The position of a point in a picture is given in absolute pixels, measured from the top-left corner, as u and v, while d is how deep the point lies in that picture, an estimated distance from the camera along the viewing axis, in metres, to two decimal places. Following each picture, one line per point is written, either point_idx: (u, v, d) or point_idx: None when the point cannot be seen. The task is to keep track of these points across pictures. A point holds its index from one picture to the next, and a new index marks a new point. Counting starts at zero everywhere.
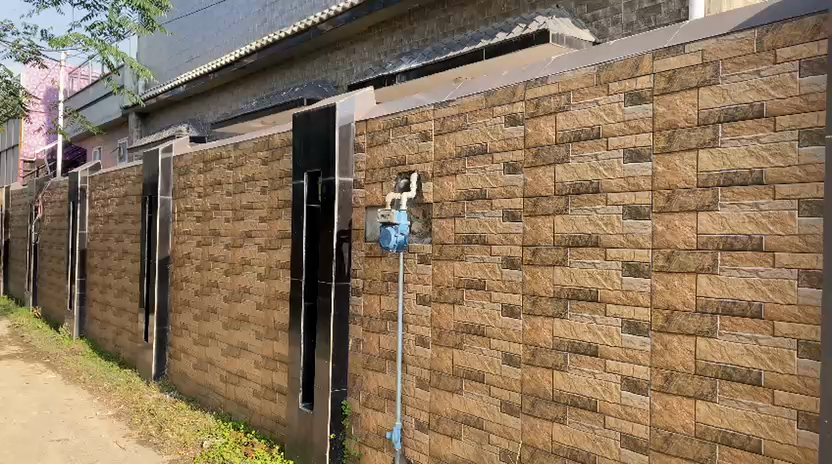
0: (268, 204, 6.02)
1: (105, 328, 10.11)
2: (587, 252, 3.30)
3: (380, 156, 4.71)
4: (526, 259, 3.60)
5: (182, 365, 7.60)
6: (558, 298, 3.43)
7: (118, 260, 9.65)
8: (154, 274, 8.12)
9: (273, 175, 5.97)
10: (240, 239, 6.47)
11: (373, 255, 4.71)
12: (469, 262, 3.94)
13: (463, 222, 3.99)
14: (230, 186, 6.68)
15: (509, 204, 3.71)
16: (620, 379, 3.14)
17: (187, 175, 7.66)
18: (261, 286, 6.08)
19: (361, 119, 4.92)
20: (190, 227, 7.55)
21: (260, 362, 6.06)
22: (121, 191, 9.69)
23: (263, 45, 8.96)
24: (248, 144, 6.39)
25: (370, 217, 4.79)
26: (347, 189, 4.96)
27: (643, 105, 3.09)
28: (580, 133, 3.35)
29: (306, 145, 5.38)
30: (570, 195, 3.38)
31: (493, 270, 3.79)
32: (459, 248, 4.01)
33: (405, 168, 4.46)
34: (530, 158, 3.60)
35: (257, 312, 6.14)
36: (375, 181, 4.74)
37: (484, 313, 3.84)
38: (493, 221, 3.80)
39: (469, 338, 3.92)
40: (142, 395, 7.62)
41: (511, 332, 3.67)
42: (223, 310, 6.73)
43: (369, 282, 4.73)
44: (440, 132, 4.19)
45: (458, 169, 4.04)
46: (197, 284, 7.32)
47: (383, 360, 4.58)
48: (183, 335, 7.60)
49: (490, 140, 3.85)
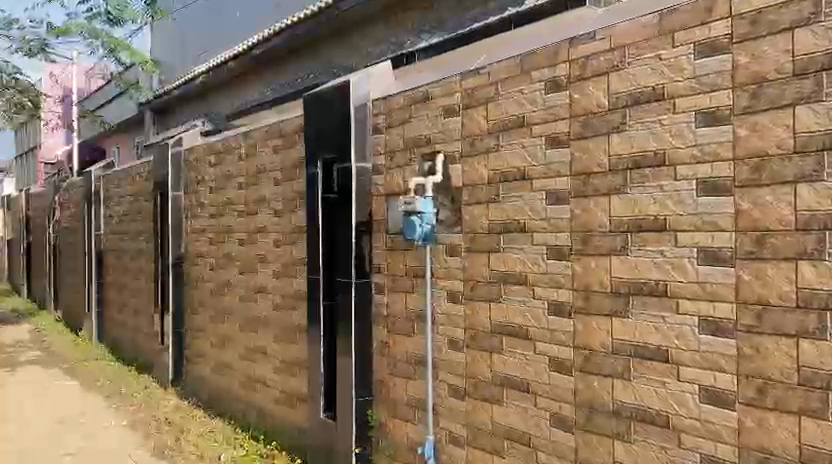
0: (282, 196, 5.54)
1: (122, 331, 9.75)
2: (651, 238, 2.76)
3: (399, 137, 4.19)
4: (576, 247, 3.06)
5: (199, 370, 7.17)
6: (617, 294, 2.89)
7: (134, 261, 9.28)
8: (168, 275, 7.72)
9: (285, 165, 5.49)
10: (254, 235, 6.01)
11: (397, 248, 4.19)
12: (507, 253, 3.42)
13: (498, 208, 3.47)
14: (242, 178, 6.22)
15: (553, 185, 3.17)
16: (697, 390, 2.60)
17: (197, 169, 7.23)
18: (277, 285, 5.61)
19: (378, 98, 4.40)
20: (202, 224, 7.12)
21: (278, 366, 5.59)
22: (135, 188, 9.31)
23: (274, 32, 8.45)
24: (259, 132, 5.92)
25: (392, 206, 4.25)
26: (365, 176, 4.44)
27: (719, 56, 2.53)
28: (639, 96, 2.80)
29: (319, 129, 4.88)
30: (628, 170, 2.85)
31: (535, 262, 3.26)
32: (494, 237, 3.49)
33: (430, 149, 3.92)
34: (578, 129, 3.06)
35: (273, 313, 5.68)
36: (396, 165, 4.22)
37: (525, 312, 3.32)
38: (535, 205, 3.26)
39: (510, 341, 3.40)
40: (159, 403, 7.22)
41: (559, 334, 3.15)
42: (238, 311, 6.29)
43: (392, 279, 4.23)
44: (468, 105, 3.65)
45: (491, 147, 3.51)
46: (212, 285, 6.88)
47: (412, 365, 4.08)
48: (199, 339, 7.17)
49: (527, 110, 3.31)
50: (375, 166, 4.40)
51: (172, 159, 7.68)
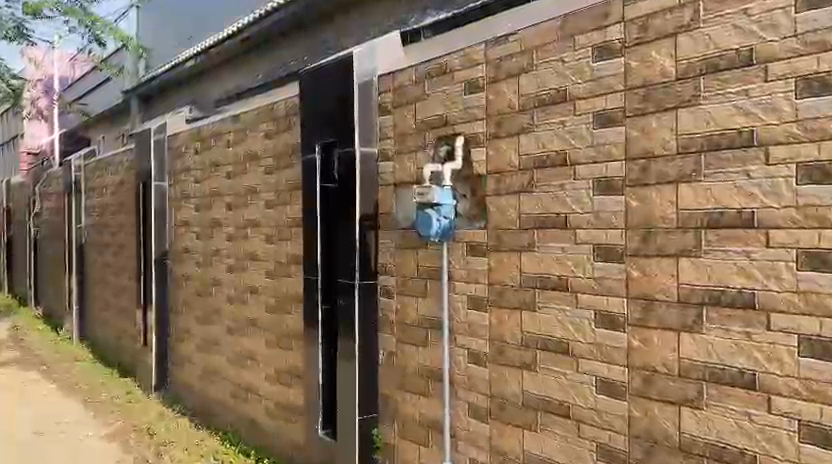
0: (275, 186, 4.98)
1: (104, 331, 9.17)
2: (733, 236, 2.23)
3: (411, 117, 3.64)
4: (633, 246, 2.54)
5: (184, 374, 6.61)
6: (686, 305, 2.37)
7: (117, 257, 8.70)
8: (152, 272, 7.16)
9: (279, 152, 4.94)
10: (244, 229, 5.46)
11: (407, 244, 3.65)
12: (542, 252, 2.89)
13: (531, 198, 2.94)
14: (231, 167, 5.67)
15: (602, 172, 2.64)
16: (797, 426, 2.08)
17: (182, 157, 6.66)
18: (270, 285, 5.06)
19: (385, 74, 3.83)
20: (187, 218, 6.55)
21: (271, 374, 5.04)
22: (117, 178, 8.73)
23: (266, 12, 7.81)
24: (250, 116, 5.36)
25: (403, 197, 3.70)
26: (370, 163, 3.90)
27: (831, 6, 2.00)
28: (719, 60, 2.27)
29: (318, 109, 4.33)
30: (703, 152, 2.32)
31: (579, 263, 2.73)
32: (526, 233, 2.96)
33: (448, 131, 3.38)
34: (636, 103, 2.53)
35: (265, 315, 5.13)
36: (406, 150, 3.67)
37: (565, 323, 2.79)
38: (578, 194, 2.73)
39: (546, 356, 2.88)
40: (140, 411, 6.66)
41: (610, 351, 2.63)
42: (227, 313, 5.74)
43: (402, 281, 3.69)
44: (495, 78, 3.11)
45: (523, 127, 2.98)
46: (198, 283, 6.33)
47: (426, 379, 3.54)
48: (185, 342, 6.61)
49: (570, 83, 2.77)
50: (381, 151, 3.85)
51: (155, 148, 7.11)
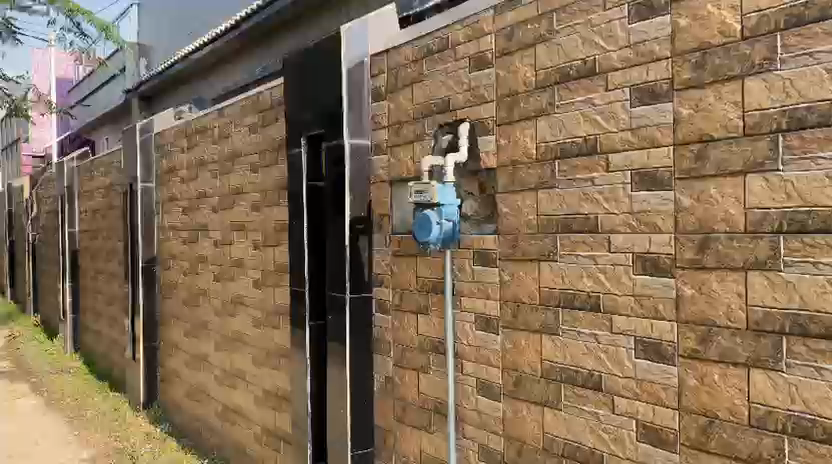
0: (261, 186, 4.46)
1: (97, 341, 8.69)
2: (827, 244, 1.67)
3: (408, 103, 3.09)
4: (686, 256, 1.98)
5: (173, 391, 6.11)
6: (759, 333, 1.81)
7: (108, 263, 8.22)
8: (139, 281, 6.65)
9: (264, 147, 4.41)
10: (230, 233, 4.94)
11: (404, 252, 3.11)
12: (566, 262, 2.33)
13: (551, 196, 2.38)
14: (217, 166, 5.15)
15: (643, 163, 2.09)
16: None
17: (169, 156, 6.15)
18: (256, 297, 4.54)
19: (378, 53, 3.28)
20: (174, 223, 6.04)
21: (260, 396, 4.51)
22: (107, 180, 8.26)
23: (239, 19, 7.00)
24: (235, 109, 4.83)
25: (400, 197, 3.16)
26: (362, 157, 3.35)
27: None
28: (802, 9, 1.71)
29: (305, 98, 3.78)
30: (781, 133, 1.75)
31: (614, 277, 2.18)
32: (547, 239, 2.40)
33: (451, 117, 2.83)
34: (688, 73, 1.97)
35: (253, 330, 4.60)
36: (402, 142, 3.12)
37: (598, 352, 2.23)
38: (613, 191, 2.17)
39: (574, 392, 2.32)
40: (126, 431, 6.15)
41: (656, 389, 2.07)
42: (214, 325, 5.23)
43: (400, 296, 3.14)
44: (507, 51, 2.56)
45: (541, 109, 2.42)
46: (185, 293, 5.82)
47: (428, 411, 2.99)
48: (174, 356, 6.10)
49: (599, 52, 2.22)
50: (376, 143, 3.31)
51: (142, 147, 6.62)
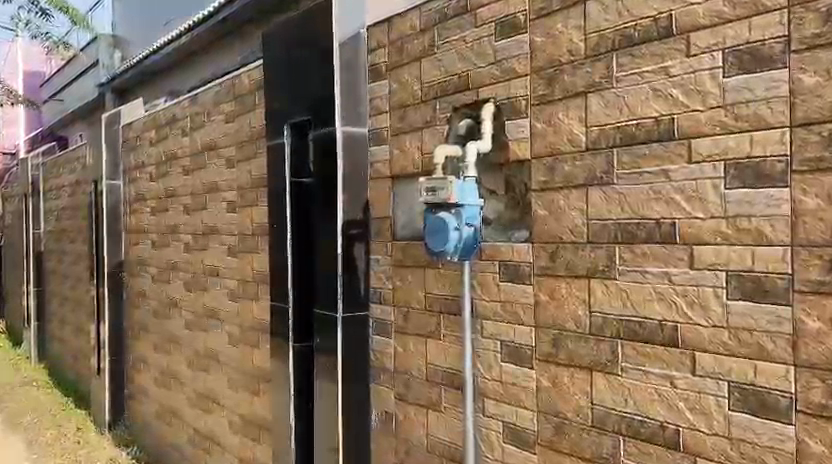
0: (238, 183, 3.89)
1: (63, 352, 8.05)
2: None
3: (414, 82, 2.54)
4: (810, 276, 1.46)
5: (142, 410, 5.51)
6: None
7: (73, 267, 7.60)
8: (104, 288, 6.04)
9: (241, 139, 3.84)
10: (203, 237, 4.37)
11: (409, 264, 2.57)
12: (628, 281, 1.81)
13: (606, 195, 1.85)
14: (188, 161, 4.58)
15: (743, 150, 1.56)
16: None
17: (137, 151, 5.55)
18: (233, 310, 3.96)
19: (377, 23, 2.72)
20: (142, 224, 5.45)
21: (236, 424, 3.94)
22: (72, 178, 7.64)
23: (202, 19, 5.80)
24: (209, 97, 4.26)
25: (405, 196, 2.62)
26: (358, 148, 2.80)
27: None
28: None
29: (288, 80, 3.20)
30: None
31: (699, 302, 1.65)
32: (600, 249, 1.87)
33: (470, 98, 2.29)
34: (814, 27, 1.44)
35: (229, 347, 4.03)
36: (407, 129, 2.57)
37: (674, 398, 1.70)
38: (698, 188, 1.65)
39: (638, 449, 1.79)
40: (88, 454, 5.55)
41: (763, 453, 1.54)
42: (185, 339, 4.65)
43: (405, 316, 2.60)
44: (546, 11, 2.03)
45: (592, 82, 1.89)
46: (155, 303, 5.23)
47: (439, 459, 2.45)
48: (143, 372, 5.51)
49: (677, 7, 1.69)
50: (375, 131, 2.74)
51: (108, 142, 6.02)
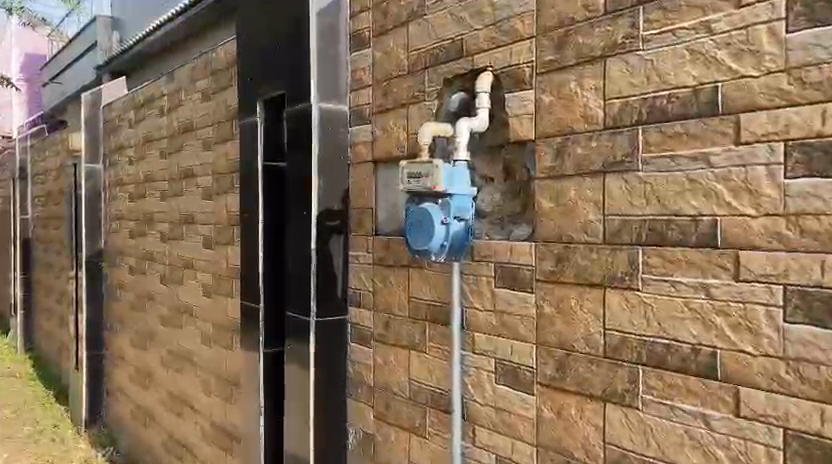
0: (213, 168, 3.53)
1: (48, 343, 7.76)
2: None
3: (400, 49, 2.17)
4: None
5: (120, 408, 5.19)
6: None
7: (58, 255, 7.29)
8: (82, 279, 5.71)
9: (217, 119, 3.49)
10: (178, 227, 4.02)
11: (391, 262, 2.21)
12: (653, 292, 1.44)
13: (628, 185, 1.48)
14: (165, 143, 4.23)
15: (811, 127, 1.19)
16: None
17: (117, 133, 5.21)
18: (207, 307, 3.62)
19: None
20: (121, 211, 5.11)
21: (209, 432, 3.60)
22: (57, 162, 7.31)
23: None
24: (186, 73, 3.90)
25: (388, 184, 2.25)
26: (337, 128, 2.45)
27: None
28: None
29: (262, 50, 2.83)
30: None
31: (748, 322, 1.28)
32: (619, 251, 1.51)
33: (464, 67, 1.91)
34: None
35: (202, 348, 3.69)
36: (391, 106, 2.21)
37: (710, 444, 1.34)
38: (750, 176, 1.28)
39: None
40: (61, 454, 5.23)
41: None
42: (161, 336, 4.32)
43: (386, 322, 2.24)
44: None
45: (612, 44, 1.52)
46: (132, 296, 4.89)
47: None
48: (120, 369, 5.18)
49: None
50: (356, 110, 2.39)
51: (86, 122, 5.64)
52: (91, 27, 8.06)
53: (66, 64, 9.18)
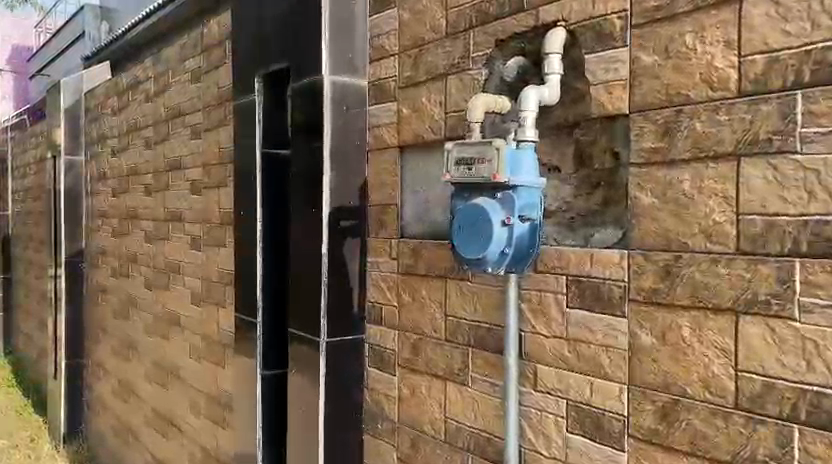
0: (203, 159, 3.10)
1: (27, 348, 7.29)
2: None
3: (435, 7, 1.74)
4: None
5: (100, 423, 4.74)
6: None
7: (37, 255, 6.82)
8: (60, 280, 5.25)
9: (208, 103, 3.05)
10: (164, 226, 3.59)
11: (422, 272, 1.79)
12: (821, 323, 1.02)
13: (779, 174, 1.07)
14: (150, 132, 3.79)
15: None
16: None
17: (99, 122, 4.76)
18: (196, 317, 3.18)
19: None
20: (103, 208, 4.66)
21: (196, 457, 3.17)
22: (38, 154, 6.84)
23: None
24: (174, 52, 3.46)
25: (419, 176, 1.84)
26: (353, 105, 2.02)
27: None
28: None
29: (261, 17, 2.39)
30: None
31: None
32: (762, 265, 1.09)
33: (525, 24, 1.49)
34: None
35: (191, 362, 3.25)
36: (423, 78, 1.79)
37: None
38: None
39: None
40: None
41: None
42: (144, 346, 3.88)
43: (414, 346, 1.82)
44: None
45: None
46: (114, 300, 4.45)
47: None
48: (101, 380, 4.74)
49: None
50: (377, 84, 1.97)
51: (65, 111, 5.17)
52: (79, 14, 7.57)
53: (54, 54, 8.68)
